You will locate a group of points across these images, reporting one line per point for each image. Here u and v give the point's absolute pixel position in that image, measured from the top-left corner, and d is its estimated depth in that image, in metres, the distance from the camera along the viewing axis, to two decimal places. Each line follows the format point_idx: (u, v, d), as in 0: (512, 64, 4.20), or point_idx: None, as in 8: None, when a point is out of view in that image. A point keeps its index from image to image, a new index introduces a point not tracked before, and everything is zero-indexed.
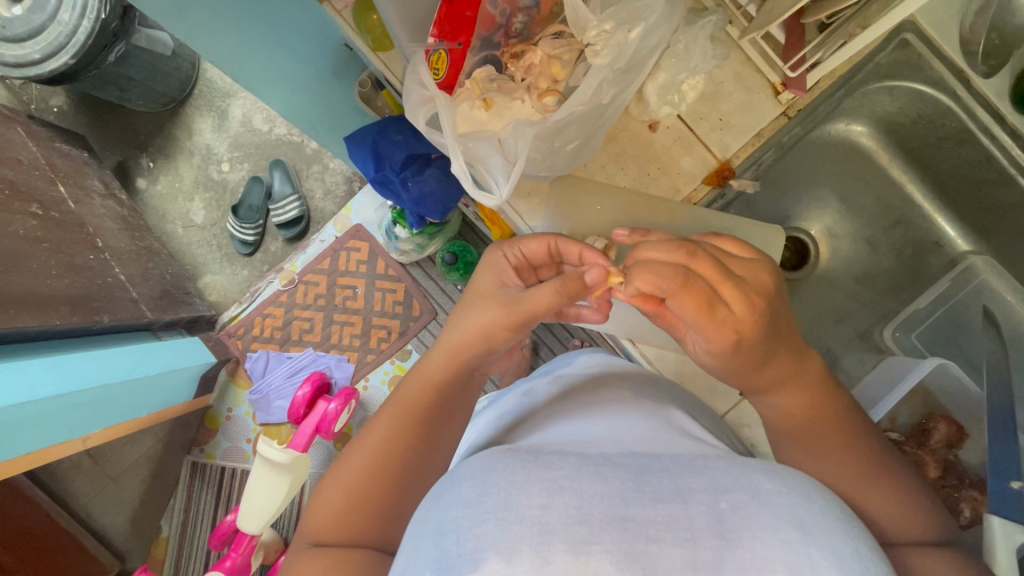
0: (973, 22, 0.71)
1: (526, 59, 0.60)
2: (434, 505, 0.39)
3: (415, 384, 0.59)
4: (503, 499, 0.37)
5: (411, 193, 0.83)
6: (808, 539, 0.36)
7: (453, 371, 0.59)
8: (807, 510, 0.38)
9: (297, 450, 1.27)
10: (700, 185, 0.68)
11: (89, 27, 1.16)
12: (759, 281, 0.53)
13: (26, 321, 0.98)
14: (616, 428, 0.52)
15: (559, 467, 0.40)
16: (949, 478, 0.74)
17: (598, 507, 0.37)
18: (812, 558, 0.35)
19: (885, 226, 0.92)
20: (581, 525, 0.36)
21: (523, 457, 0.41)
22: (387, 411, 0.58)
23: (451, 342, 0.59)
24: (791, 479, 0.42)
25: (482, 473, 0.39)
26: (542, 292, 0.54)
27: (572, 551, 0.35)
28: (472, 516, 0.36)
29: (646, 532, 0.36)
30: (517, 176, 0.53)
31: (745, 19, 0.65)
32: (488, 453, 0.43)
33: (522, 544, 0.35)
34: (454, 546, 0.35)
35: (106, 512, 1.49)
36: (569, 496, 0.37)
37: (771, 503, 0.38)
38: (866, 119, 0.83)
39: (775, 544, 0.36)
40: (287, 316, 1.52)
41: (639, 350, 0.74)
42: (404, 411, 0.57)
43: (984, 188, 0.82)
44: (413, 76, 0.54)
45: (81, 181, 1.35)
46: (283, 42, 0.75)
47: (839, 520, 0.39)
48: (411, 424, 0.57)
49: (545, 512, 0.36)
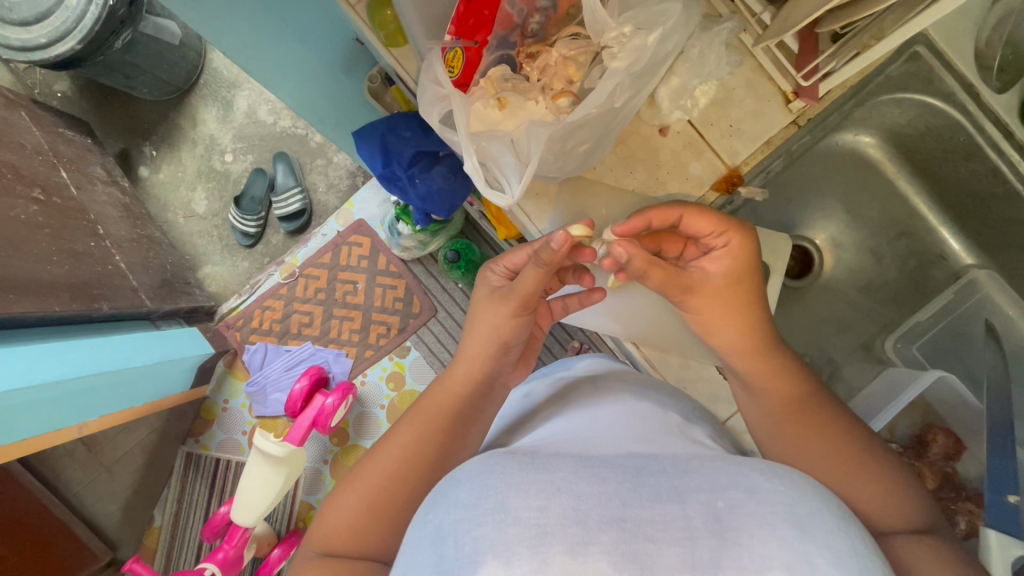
0: (989, 37, 0.72)
1: (541, 60, 0.60)
2: (434, 507, 0.39)
3: (438, 395, 0.62)
4: (500, 502, 0.36)
5: (418, 189, 0.84)
6: (806, 537, 0.36)
7: (469, 384, 0.62)
8: (805, 508, 0.38)
9: (294, 443, 1.27)
10: (709, 191, 0.68)
11: (96, 12, 1.15)
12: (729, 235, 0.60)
13: (27, 307, 0.98)
14: (613, 429, 0.52)
15: (556, 470, 0.39)
16: (946, 491, 0.76)
17: (595, 508, 0.37)
18: (810, 557, 0.35)
19: (890, 237, 0.92)
20: (578, 527, 0.35)
21: (520, 460, 0.41)
22: (409, 420, 0.60)
23: (470, 350, 0.63)
24: (790, 477, 0.42)
25: (478, 476, 0.39)
26: (528, 276, 0.59)
27: (571, 552, 0.34)
28: (469, 519, 0.36)
29: (642, 531, 0.36)
30: (530, 176, 0.54)
31: (759, 27, 0.63)
32: (486, 456, 0.42)
33: (519, 546, 0.34)
34: (452, 549, 0.35)
35: (97, 501, 1.48)
36: (566, 497, 0.37)
37: (768, 501, 0.38)
38: (874, 130, 0.83)
39: (773, 541, 0.35)
40: (286, 309, 1.52)
41: (642, 353, 0.74)
42: (428, 419, 0.60)
43: (990, 203, 0.83)
44: (428, 73, 0.54)
45: (84, 166, 1.35)
46: (295, 35, 0.75)
47: (837, 518, 0.39)
48: (434, 429, 0.59)
49: (542, 513, 0.36)
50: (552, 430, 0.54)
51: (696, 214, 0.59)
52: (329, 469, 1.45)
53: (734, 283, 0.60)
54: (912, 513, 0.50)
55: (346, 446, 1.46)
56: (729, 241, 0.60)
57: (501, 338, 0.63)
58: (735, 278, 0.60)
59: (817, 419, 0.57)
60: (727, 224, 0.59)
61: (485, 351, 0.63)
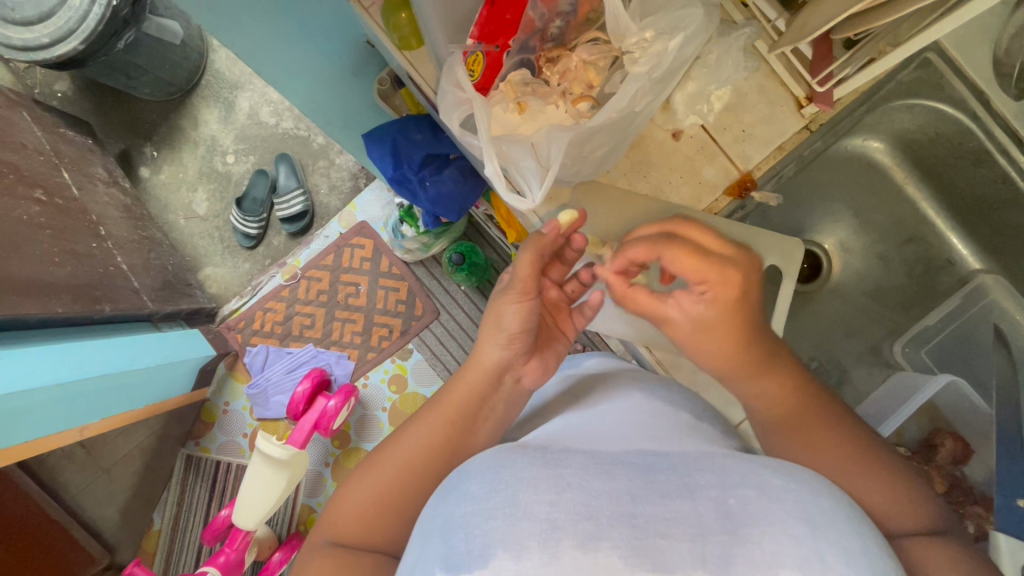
0: (1007, 47, 0.73)
1: (562, 64, 0.60)
2: (445, 501, 0.40)
3: (456, 391, 0.59)
4: (511, 496, 0.36)
5: (428, 192, 0.83)
6: (818, 534, 0.36)
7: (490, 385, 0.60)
8: (817, 507, 0.38)
9: (297, 446, 1.26)
10: (722, 196, 0.68)
11: (99, 13, 1.14)
12: (723, 279, 0.53)
13: (30, 309, 0.97)
14: (625, 428, 0.51)
15: (567, 466, 0.39)
16: (956, 494, 0.76)
17: (605, 505, 0.36)
18: (821, 554, 0.34)
19: (898, 242, 0.92)
20: (589, 521, 0.35)
21: (531, 454, 0.41)
22: (427, 416, 0.58)
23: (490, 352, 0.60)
24: (801, 476, 0.41)
25: (489, 470, 0.39)
26: (522, 262, 0.61)
27: (581, 547, 0.34)
28: (479, 512, 0.36)
29: (654, 528, 0.35)
30: (551, 180, 0.54)
31: (775, 32, 0.65)
32: (496, 451, 0.42)
33: (529, 540, 0.34)
34: (463, 542, 0.35)
35: (95, 505, 1.47)
36: (576, 493, 0.36)
37: (780, 497, 0.38)
38: (884, 135, 0.83)
39: (786, 539, 0.35)
40: (288, 311, 1.51)
41: (654, 356, 0.74)
42: (445, 418, 0.57)
43: (998, 208, 0.83)
44: (449, 77, 0.54)
45: (85, 167, 1.34)
46: (306, 36, 0.74)
47: (849, 517, 0.38)
48: (451, 430, 0.56)
49: (553, 508, 0.35)
50: (566, 425, 0.54)
51: (679, 253, 0.54)
52: (331, 472, 1.45)
53: (699, 332, 0.56)
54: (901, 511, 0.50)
55: (347, 448, 1.46)
56: (714, 291, 0.54)
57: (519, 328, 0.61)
58: (708, 327, 0.55)
59: (818, 412, 0.57)
60: (709, 269, 0.53)
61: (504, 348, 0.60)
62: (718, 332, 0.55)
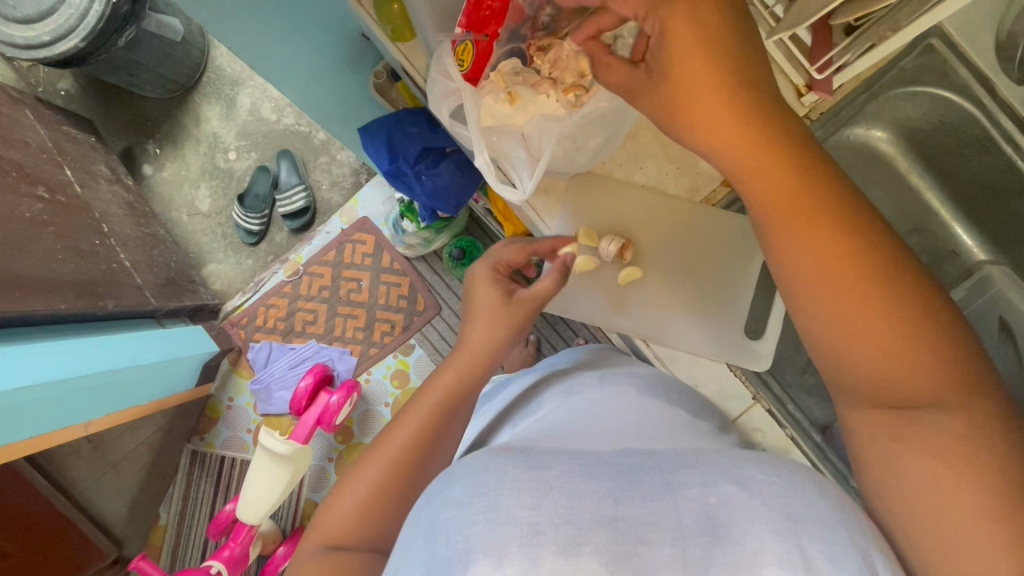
0: (1011, 29, 0.72)
1: (552, 53, 0.59)
2: (428, 504, 0.38)
3: (439, 382, 0.61)
4: (493, 499, 0.35)
5: (425, 186, 0.83)
6: (800, 529, 0.35)
7: (474, 372, 0.62)
8: (804, 501, 0.37)
9: (299, 441, 1.26)
10: (719, 185, 0.69)
11: (99, 10, 1.15)
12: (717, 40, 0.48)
13: (33, 305, 0.97)
14: (613, 429, 0.51)
15: (551, 467, 0.38)
16: None
17: (588, 508, 0.36)
18: (806, 551, 0.34)
19: (903, 232, 0.88)
20: (570, 526, 0.34)
21: (515, 457, 0.40)
22: (411, 411, 0.59)
23: (472, 346, 0.62)
24: (787, 468, 0.41)
25: (474, 474, 0.37)
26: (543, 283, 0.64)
27: (562, 552, 0.33)
28: (461, 517, 0.35)
29: (635, 532, 0.35)
30: (541, 172, 0.55)
31: (773, 19, 0.64)
32: (483, 452, 0.41)
33: (510, 546, 0.33)
34: (444, 547, 0.34)
35: (103, 499, 1.48)
36: (559, 496, 0.36)
37: (762, 494, 0.38)
38: (888, 123, 0.80)
39: (766, 535, 0.35)
40: (291, 307, 1.52)
41: (651, 349, 0.71)
42: (429, 408, 0.58)
43: (1005, 197, 0.82)
44: (438, 66, 0.54)
45: (88, 165, 1.35)
46: (300, 30, 0.74)
47: (834, 507, 0.38)
48: (435, 420, 0.58)
49: (534, 512, 0.35)
50: (549, 418, 0.56)
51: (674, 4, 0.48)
52: (334, 466, 1.45)
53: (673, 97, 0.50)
54: (915, 388, 0.46)
55: (350, 444, 1.46)
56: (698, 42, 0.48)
57: (507, 329, 0.63)
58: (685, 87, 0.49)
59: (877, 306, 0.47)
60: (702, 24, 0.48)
61: (487, 336, 0.62)
62: (756, 118, 0.49)
